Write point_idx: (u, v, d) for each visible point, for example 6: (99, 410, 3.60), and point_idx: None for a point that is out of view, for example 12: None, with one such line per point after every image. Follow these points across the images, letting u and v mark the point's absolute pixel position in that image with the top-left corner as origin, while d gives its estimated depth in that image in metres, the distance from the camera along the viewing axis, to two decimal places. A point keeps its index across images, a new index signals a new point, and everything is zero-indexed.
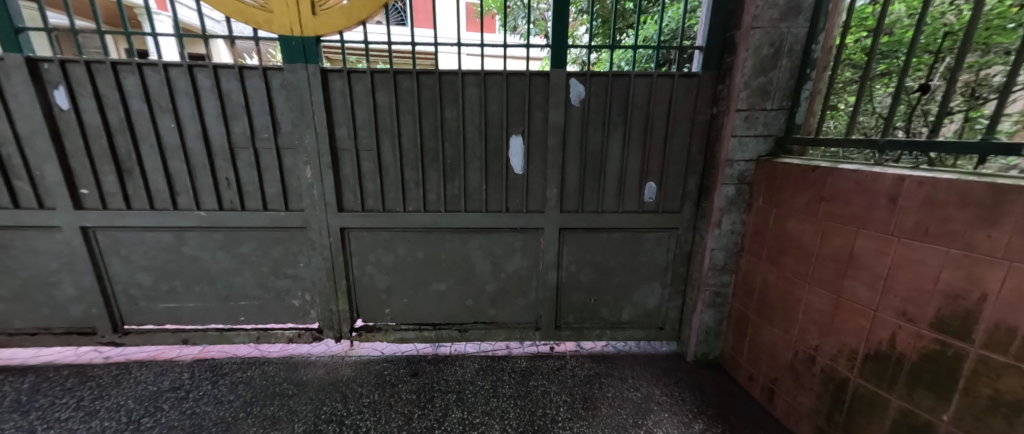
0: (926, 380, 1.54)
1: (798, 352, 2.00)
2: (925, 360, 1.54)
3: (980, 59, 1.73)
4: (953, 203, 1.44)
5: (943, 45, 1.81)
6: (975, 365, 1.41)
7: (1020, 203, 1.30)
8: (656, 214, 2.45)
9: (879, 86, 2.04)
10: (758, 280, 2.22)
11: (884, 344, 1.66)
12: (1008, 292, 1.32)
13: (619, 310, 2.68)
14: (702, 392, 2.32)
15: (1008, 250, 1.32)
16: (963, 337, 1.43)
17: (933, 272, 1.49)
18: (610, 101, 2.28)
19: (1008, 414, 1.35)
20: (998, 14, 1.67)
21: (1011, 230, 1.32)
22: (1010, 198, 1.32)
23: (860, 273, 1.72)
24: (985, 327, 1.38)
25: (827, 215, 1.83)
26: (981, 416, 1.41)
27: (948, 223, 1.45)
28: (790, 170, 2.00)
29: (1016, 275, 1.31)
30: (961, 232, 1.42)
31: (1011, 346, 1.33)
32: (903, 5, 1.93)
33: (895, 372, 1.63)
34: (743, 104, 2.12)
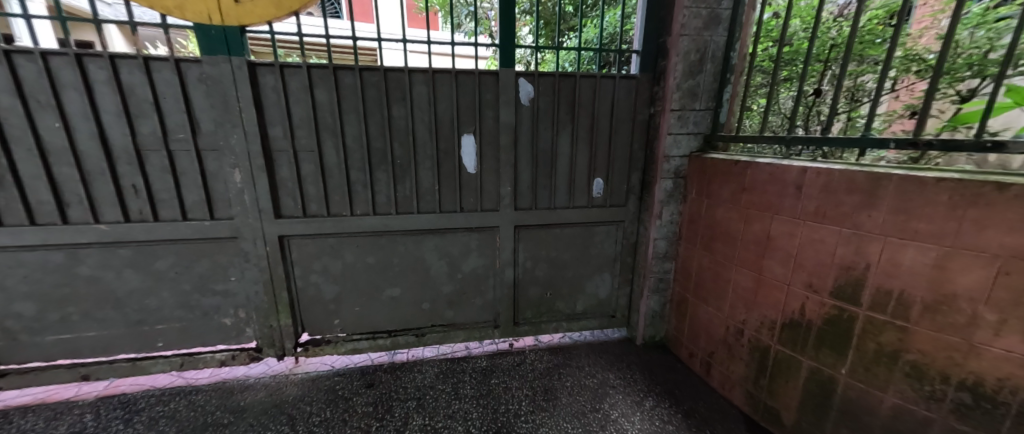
0: (829, 341, 1.81)
1: (729, 327, 2.24)
2: (827, 324, 1.81)
3: (857, 68, 2.08)
4: (843, 190, 1.70)
5: (830, 55, 2.15)
6: (863, 324, 1.69)
7: (890, 188, 1.58)
8: (604, 208, 2.59)
9: (783, 90, 2.36)
10: (694, 265, 2.44)
11: (797, 313, 1.92)
12: (885, 262, 1.61)
13: (574, 302, 2.79)
14: (651, 371, 2.51)
15: (883, 228, 1.60)
16: (854, 302, 1.71)
17: (831, 248, 1.76)
18: (558, 101, 2.36)
19: (888, 362, 1.64)
20: (868, 31, 2.05)
21: (885, 210, 1.59)
22: (883, 183, 1.59)
23: (776, 253, 1.97)
24: (869, 292, 1.66)
25: (747, 203, 2.07)
26: (869, 367, 1.69)
27: (840, 206, 1.72)
28: (716, 164, 2.23)
29: (890, 248, 1.59)
30: (850, 214, 1.69)
31: (888, 306, 1.62)
32: (798, 20, 2.28)
33: (805, 337, 1.89)
34: (676, 104, 2.32)
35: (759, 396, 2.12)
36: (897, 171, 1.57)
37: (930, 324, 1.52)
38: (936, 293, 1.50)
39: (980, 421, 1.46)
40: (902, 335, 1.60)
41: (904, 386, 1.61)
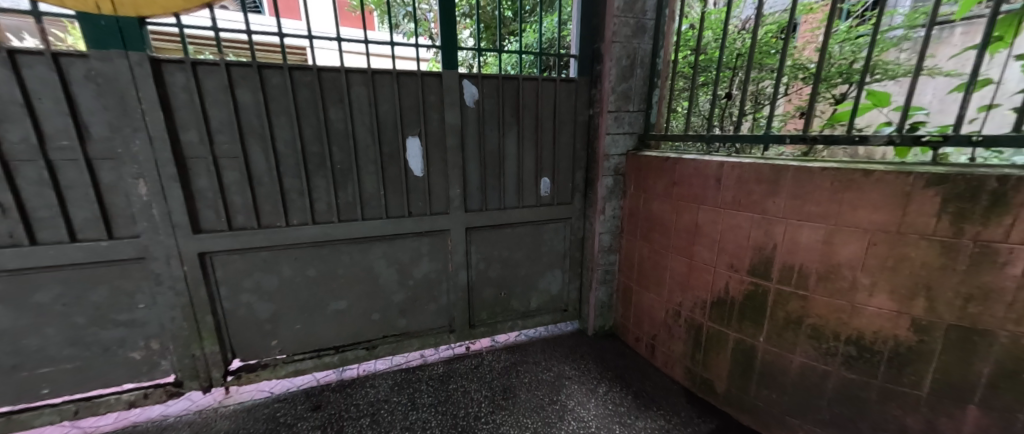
0: (748, 314, 2.04)
1: (669, 309, 2.42)
2: (746, 299, 2.04)
3: (758, 74, 2.40)
4: (753, 181, 1.94)
5: (737, 64, 2.46)
6: (774, 296, 1.94)
7: (789, 178, 1.83)
8: (552, 207, 2.68)
9: (701, 93, 2.64)
10: (636, 255, 2.62)
11: (724, 291, 2.12)
12: (788, 241, 1.86)
13: (528, 299, 2.84)
14: (602, 359, 2.64)
15: (785, 212, 1.85)
16: (766, 278, 1.95)
17: (746, 232, 2.00)
18: (502, 103, 2.39)
19: (794, 327, 1.90)
20: (765, 43, 2.37)
21: (785, 197, 1.84)
22: (783, 174, 1.84)
23: (702, 240, 2.18)
24: (778, 268, 1.91)
25: (677, 195, 2.27)
26: (781, 332, 1.94)
27: (751, 195, 1.96)
28: (650, 161, 2.42)
29: (791, 228, 1.84)
30: (759, 201, 1.93)
31: (792, 278, 1.87)
32: (710, 31, 2.55)
33: (729, 312, 2.12)
34: (612, 106, 2.47)
35: (697, 370, 2.32)
36: (792, 163, 1.82)
37: (824, 291, 1.79)
38: (828, 263, 1.76)
39: (864, 369, 1.75)
40: (803, 302, 1.86)
41: (808, 346, 1.87)
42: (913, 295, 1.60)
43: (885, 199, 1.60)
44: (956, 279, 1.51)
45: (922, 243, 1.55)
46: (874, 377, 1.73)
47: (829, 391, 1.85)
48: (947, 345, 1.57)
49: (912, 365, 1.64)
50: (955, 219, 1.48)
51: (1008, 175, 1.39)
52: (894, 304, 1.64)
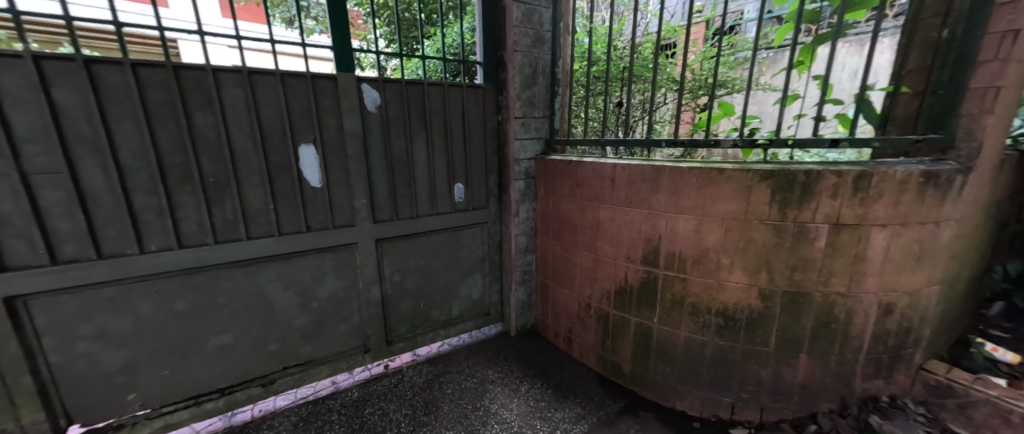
0: (642, 299, 2.10)
1: (582, 301, 2.47)
2: (639, 287, 2.10)
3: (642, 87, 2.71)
4: (640, 179, 2.00)
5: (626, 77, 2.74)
6: (660, 280, 2.01)
7: (664, 175, 1.90)
8: (468, 213, 2.64)
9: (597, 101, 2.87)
10: (549, 254, 2.69)
11: (625, 278, 2.15)
12: (670, 232, 1.93)
13: (449, 308, 2.75)
14: (524, 358, 2.67)
15: (665, 204, 1.92)
16: (654, 265, 2.02)
17: (636, 225, 2.05)
18: (407, 108, 2.28)
19: (679, 308, 1.98)
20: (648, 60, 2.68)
21: (665, 191, 1.91)
22: (661, 173, 1.91)
23: (604, 235, 2.23)
24: (666, 258, 1.96)
25: (583, 196, 2.32)
26: (669, 314, 2.02)
27: (638, 192, 2.02)
28: (556, 165, 2.49)
29: (673, 220, 1.91)
30: (645, 195, 1.99)
31: (675, 264, 1.94)
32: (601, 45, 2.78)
33: (628, 301, 2.17)
34: (518, 113, 2.54)
35: (608, 356, 2.38)
36: (668, 164, 1.90)
37: (698, 271, 1.89)
38: (697, 247, 1.87)
39: (731, 339, 1.88)
40: (686, 284, 1.94)
41: (691, 325, 1.96)
42: (760, 268, 1.76)
43: (738, 190, 1.73)
44: (785, 251, 1.71)
45: (764, 225, 1.71)
46: (737, 346, 1.88)
47: (707, 357, 1.96)
48: (784, 308, 1.76)
49: (764, 329, 1.81)
50: (782, 204, 1.66)
51: (812, 171, 1.60)
52: (745, 277, 1.79)
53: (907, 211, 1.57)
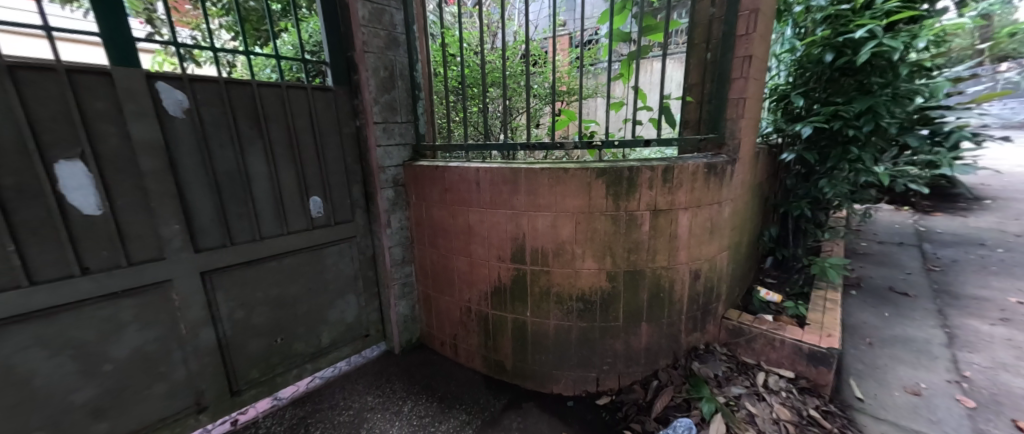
0: (516, 297, 1.55)
1: (460, 307, 1.75)
2: (513, 283, 1.55)
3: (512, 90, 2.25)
4: (469, 178, 1.57)
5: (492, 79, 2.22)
6: (532, 270, 1.49)
7: (522, 173, 1.43)
8: (327, 234, 1.70)
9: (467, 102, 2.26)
10: (428, 263, 1.85)
11: (498, 280, 1.58)
12: (506, 237, 1.52)
13: (317, 335, 1.75)
14: (431, 361, 1.88)
15: (524, 195, 1.44)
16: (521, 263, 1.51)
17: (504, 221, 1.51)
18: (230, 114, 1.39)
19: (577, 307, 1.45)
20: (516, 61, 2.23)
21: (488, 187, 1.52)
22: (517, 178, 1.44)
23: (474, 239, 1.61)
24: (505, 266, 1.55)
25: (451, 200, 1.65)
26: (539, 307, 1.51)
27: (465, 193, 1.59)
28: (423, 171, 1.73)
29: (507, 218, 1.50)
30: (472, 195, 1.58)
31: (541, 257, 1.47)
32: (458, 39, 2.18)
33: (494, 318, 1.63)
34: (378, 116, 1.70)
35: (491, 354, 1.70)
36: (523, 165, 1.45)
37: (558, 264, 1.45)
38: (554, 241, 1.44)
39: (591, 320, 1.45)
40: (546, 276, 1.48)
41: (557, 312, 1.49)
42: (607, 252, 1.39)
43: (579, 188, 1.36)
44: (621, 239, 1.37)
45: (605, 216, 1.36)
46: (574, 348, 1.50)
47: (573, 358, 1.51)
48: (627, 285, 1.41)
49: (615, 305, 1.43)
50: (615, 197, 1.34)
51: (632, 166, 1.31)
52: (596, 262, 1.41)
53: (705, 194, 1.35)
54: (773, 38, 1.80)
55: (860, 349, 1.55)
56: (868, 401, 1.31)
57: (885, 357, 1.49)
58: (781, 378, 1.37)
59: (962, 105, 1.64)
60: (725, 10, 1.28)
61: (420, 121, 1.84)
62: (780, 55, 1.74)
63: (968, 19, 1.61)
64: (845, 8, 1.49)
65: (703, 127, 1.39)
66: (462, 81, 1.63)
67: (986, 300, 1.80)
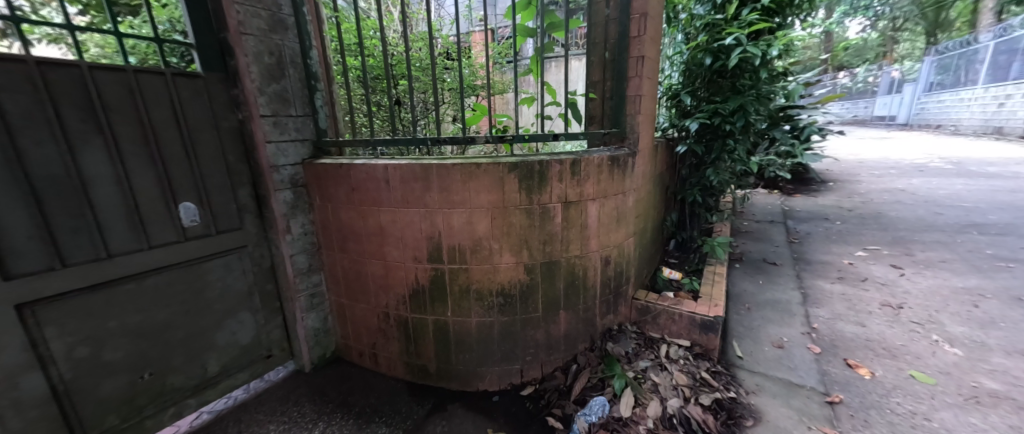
0: (436, 297, 1.50)
1: (377, 314, 1.64)
2: (432, 283, 1.50)
3: (423, 85, 2.10)
4: (379, 175, 1.48)
5: (401, 71, 2.04)
6: (452, 268, 1.46)
7: (434, 168, 1.38)
8: (208, 244, 1.46)
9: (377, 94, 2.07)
10: (339, 270, 1.70)
11: (416, 282, 1.52)
12: (424, 234, 1.46)
13: (201, 363, 1.51)
14: (348, 376, 1.73)
15: (438, 192, 1.40)
16: (440, 262, 1.47)
17: (418, 220, 1.46)
18: (47, 103, 1.12)
19: (498, 301, 1.46)
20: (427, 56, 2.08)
21: (398, 185, 1.45)
22: (430, 173, 1.39)
23: (388, 240, 1.53)
24: (424, 266, 1.49)
25: (361, 201, 1.54)
26: (460, 304, 1.48)
27: (375, 192, 1.50)
28: (326, 169, 1.59)
29: (423, 216, 1.44)
30: (382, 193, 1.49)
31: (459, 254, 1.44)
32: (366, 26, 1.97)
33: (414, 320, 1.56)
34: (265, 108, 1.50)
35: (414, 359, 1.62)
36: (434, 160, 1.41)
37: (478, 260, 1.43)
38: (471, 238, 1.42)
39: (512, 314, 1.47)
40: (467, 273, 1.45)
41: (478, 309, 1.47)
42: (524, 245, 1.41)
43: (492, 183, 1.36)
44: (536, 231, 1.40)
45: (519, 210, 1.38)
46: (497, 343, 1.50)
47: (497, 353, 1.51)
48: (545, 276, 1.45)
49: (534, 297, 1.46)
50: (527, 191, 1.36)
51: (542, 160, 1.34)
52: (513, 256, 1.42)
53: (610, 184, 1.44)
54: (666, 42, 2.00)
55: (741, 314, 1.79)
56: (747, 358, 1.52)
57: (758, 319, 1.74)
58: (680, 347, 1.53)
59: (811, 104, 1.93)
60: (619, 12, 1.35)
61: (319, 115, 1.66)
62: (672, 57, 1.95)
63: (811, 32, 1.92)
64: (718, 17, 1.68)
65: (606, 122, 1.47)
66: (364, 71, 1.53)
67: (831, 264, 2.20)
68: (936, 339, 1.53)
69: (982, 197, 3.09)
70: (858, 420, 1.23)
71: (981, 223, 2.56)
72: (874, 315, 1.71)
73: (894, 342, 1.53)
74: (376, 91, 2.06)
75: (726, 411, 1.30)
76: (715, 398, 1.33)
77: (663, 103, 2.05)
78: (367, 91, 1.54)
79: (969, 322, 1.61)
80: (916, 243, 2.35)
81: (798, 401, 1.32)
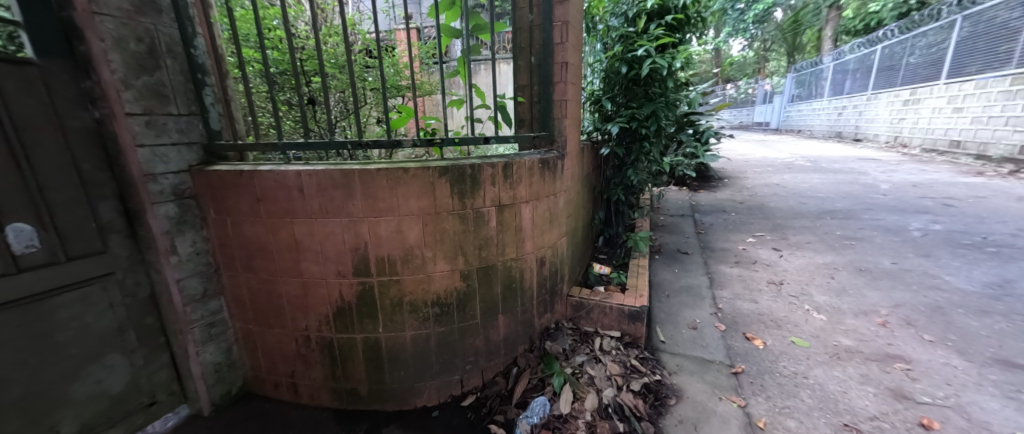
0: (365, 313, 1.39)
1: (296, 338, 1.47)
2: (360, 299, 1.38)
3: (337, 83, 1.89)
4: (291, 183, 1.32)
5: (312, 68, 1.80)
6: (382, 281, 1.36)
7: (355, 174, 1.27)
8: (52, 275, 1.17)
9: (285, 92, 1.80)
10: (245, 292, 1.49)
11: (341, 299, 1.39)
12: (348, 247, 1.34)
13: (51, 424, 1.20)
14: (261, 412, 1.52)
15: (362, 200, 1.29)
16: (368, 275, 1.35)
17: (341, 232, 1.33)
18: None
19: (435, 311, 1.40)
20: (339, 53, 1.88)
21: (315, 194, 1.31)
22: (352, 180, 1.28)
23: (306, 255, 1.37)
24: (349, 281, 1.37)
25: (269, 213, 1.36)
26: (392, 318, 1.39)
27: (287, 202, 1.34)
28: (223, 178, 1.37)
29: (345, 227, 1.32)
30: (295, 203, 1.33)
31: (390, 266, 1.34)
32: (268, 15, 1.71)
33: (341, 340, 1.43)
34: (134, 106, 1.24)
35: (341, 383, 1.48)
36: (356, 166, 1.30)
37: (411, 270, 1.35)
38: (402, 247, 1.33)
39: (450, 323, 1.42)
40: (400, 285, 1.37)
41: (413, 321, 1.39)
42: (459, 251, 1.37)
43: (422, 188, 1.29)
44: (471, 236, 1.37)
45: (453, 215, 1.34)
46: (435, 355, 1.44)
47: (436, 365, 1.45)
48: (482, 282, 1.42)
49: (471, 303, 1.43)
50: (460, 195, 1.32)
51: (474, 164, 1.31)
52: (448, 264, 1.37)
53: (542, 187, 1.47)
54: (587, 50, 2.08)
55: (661, 300, 1.97)
56: (668, 341, 1.67)
57: (675, 304, 1.93)
58: (612, 339, 1.63)
59: (707, 111, 2.17)
60: (542, 18, 1.38)
61: (210, 115, 1.42)
62: (592, 64, 2.04)
63: (704, 48, 2.17)
64: (630, 30, 1.83)
65: (535, 125, 1.49)
66: (267, 66, 1.35)
67: (729, 251, 2.52)
68: (808, 308, 1.84)
69: (830, 188, 3.79)
70: (757, 386, 1.43)
71: (832, 210, 3.13)
72: (763, 292, 2.00)
73: (779, 314, 1.81)
74: (283, 88, 1.79)
75: (654, 393, 1.41)
76: (643, 383, 1.43)
77: (587, 108, 2.14)
78: (271, 89, 1.36)
79: (829, 292, 1.97)
80: (789, 229, 2.80)
81: (711, 375, 1.48)
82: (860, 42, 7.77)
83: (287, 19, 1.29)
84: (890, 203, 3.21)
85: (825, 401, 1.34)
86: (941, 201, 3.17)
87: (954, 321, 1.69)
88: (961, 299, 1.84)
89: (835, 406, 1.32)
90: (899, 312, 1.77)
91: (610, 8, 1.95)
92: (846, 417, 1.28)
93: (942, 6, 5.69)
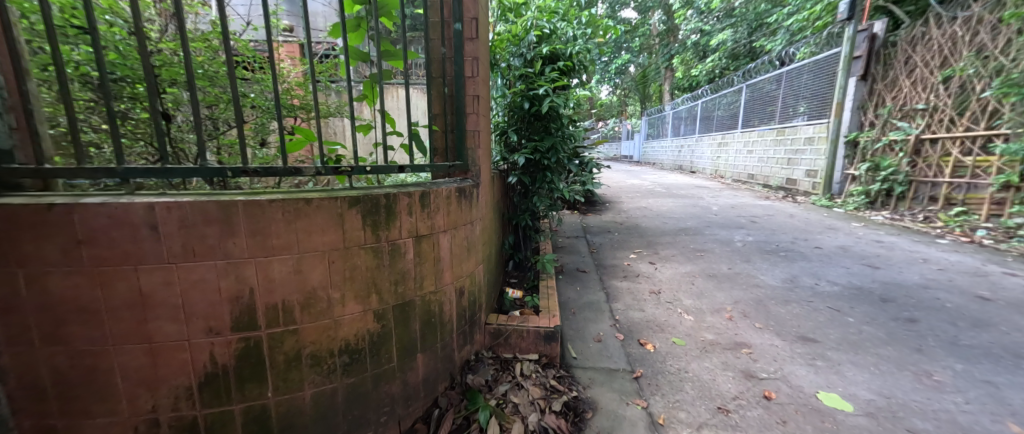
0: (248, 377, 1.12)
1: (133, 428, 1.07)
2: (243, 359, 1.11)
3: (203, 97, 1.63)
4: (138, 219, 0.98)
5: (171, 78, 1.50)
6: (274, 333, 1.13)
7: (241, 207, 1.04)
8: None
9: (128, 105, 1.46)
10: (40, 375, 1.02)
11: (211, 364, 1.09)
12: (226, 297, 1.07)
13: None
14: None
15: (249, 238, 1.06)
16: (255, 329, 1.11)
17: (218, 278, 1.05)
18: None
19: (343, 359, 1.22)
20: (209, 66, 1.61)
21: (177, 232, 1.01)
22: (236, 213, 1.04)
23: (157, 313, 1.03)
24: (227, 339, 1.09)
25: (96, 261, 0.98)
26: (287, 377, 1.16)
27: (128, 244, 0.99)
28: (16, 213, 0.94)
29: (224, 273, 1.06)
30: (142, 246, 0.99)
31: (285, 315, 1.13)
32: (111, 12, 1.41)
33: (211, 416, 1.11)
34: None
35: None
36: (240, 196, 1.07)
37: (314, 316, 1.16)
38: (301, 290, 1.14)
39: (361, 372, 1.26)
40: (297, 337, 1.16)
41: (314, 376, 1.19)
42: (372, 290, 1.24)
43: (328, 221, 1.14)
44: (386, 272, 1.26)
45: (364, 250, 1.21)
46: (342, 412, 1.25)
47: (342, 423, 1.26)
48: (398, 321, 1.31)
49: (387, 346, 1.30)
50: (373, 227, 1.21)
51: (388, 194, 1.23)
52: (359, 305, 1.23)
53: (459, 215, 1.45)
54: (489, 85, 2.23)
55: (569, 317, 2.11)
56: (579, 357, 1.77)
57: (581, 320, 2.08)
58: (530, 362, 1.66)
59: (590, 146, 2.48)
60: (453, 52, 1.41)
61: None
62: (496, 99, 2.20)
63: (587, 92, 2.50)
64: (530, 70, 2.04)
65: (449, 155, 1.48)
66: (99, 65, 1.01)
67: (618, 266, 2.85)
68: (680, 311, 2.19)
69: (679, 211, 4.62)
70: (654, 386, 1.61)
71: (685, 228, 3.82)
72: (647, 301, 2.31)
73: (661, 320, 2.10)
74: (119, 97, 1.44)
75: (573, 410, 1.46)
76: (564, 402, 1.47)
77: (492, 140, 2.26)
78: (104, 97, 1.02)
79: (692, 295, 2.37)
80: (659, 244, 3.32)
81: (617, 383, 1.61)
82: (688, 96, 9.94)
83: (139, 13, 0.99)
84: (721, 221, 4.07)
85: (702, 390, 1.58)
86: (749, 219, 4.16)
87: (771, 311, 2.20)
88: (773, 293, 2.41)
89: (709, 393, 1.56)
90: (739, 308, 2.22)
91: (510, 49, 2.14)
92: (718, 400, 1.53)
93: (733, 76, 7.69)
